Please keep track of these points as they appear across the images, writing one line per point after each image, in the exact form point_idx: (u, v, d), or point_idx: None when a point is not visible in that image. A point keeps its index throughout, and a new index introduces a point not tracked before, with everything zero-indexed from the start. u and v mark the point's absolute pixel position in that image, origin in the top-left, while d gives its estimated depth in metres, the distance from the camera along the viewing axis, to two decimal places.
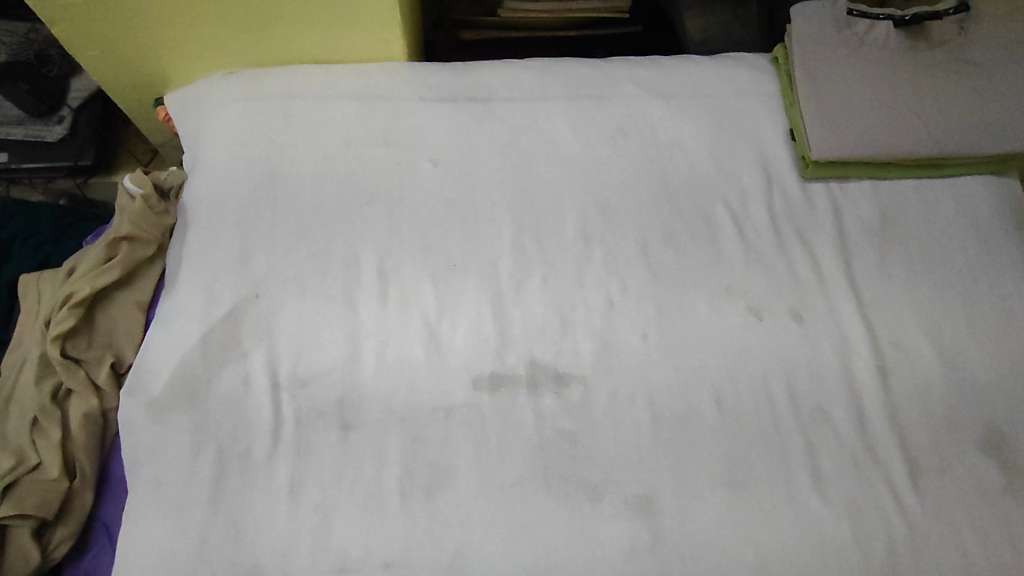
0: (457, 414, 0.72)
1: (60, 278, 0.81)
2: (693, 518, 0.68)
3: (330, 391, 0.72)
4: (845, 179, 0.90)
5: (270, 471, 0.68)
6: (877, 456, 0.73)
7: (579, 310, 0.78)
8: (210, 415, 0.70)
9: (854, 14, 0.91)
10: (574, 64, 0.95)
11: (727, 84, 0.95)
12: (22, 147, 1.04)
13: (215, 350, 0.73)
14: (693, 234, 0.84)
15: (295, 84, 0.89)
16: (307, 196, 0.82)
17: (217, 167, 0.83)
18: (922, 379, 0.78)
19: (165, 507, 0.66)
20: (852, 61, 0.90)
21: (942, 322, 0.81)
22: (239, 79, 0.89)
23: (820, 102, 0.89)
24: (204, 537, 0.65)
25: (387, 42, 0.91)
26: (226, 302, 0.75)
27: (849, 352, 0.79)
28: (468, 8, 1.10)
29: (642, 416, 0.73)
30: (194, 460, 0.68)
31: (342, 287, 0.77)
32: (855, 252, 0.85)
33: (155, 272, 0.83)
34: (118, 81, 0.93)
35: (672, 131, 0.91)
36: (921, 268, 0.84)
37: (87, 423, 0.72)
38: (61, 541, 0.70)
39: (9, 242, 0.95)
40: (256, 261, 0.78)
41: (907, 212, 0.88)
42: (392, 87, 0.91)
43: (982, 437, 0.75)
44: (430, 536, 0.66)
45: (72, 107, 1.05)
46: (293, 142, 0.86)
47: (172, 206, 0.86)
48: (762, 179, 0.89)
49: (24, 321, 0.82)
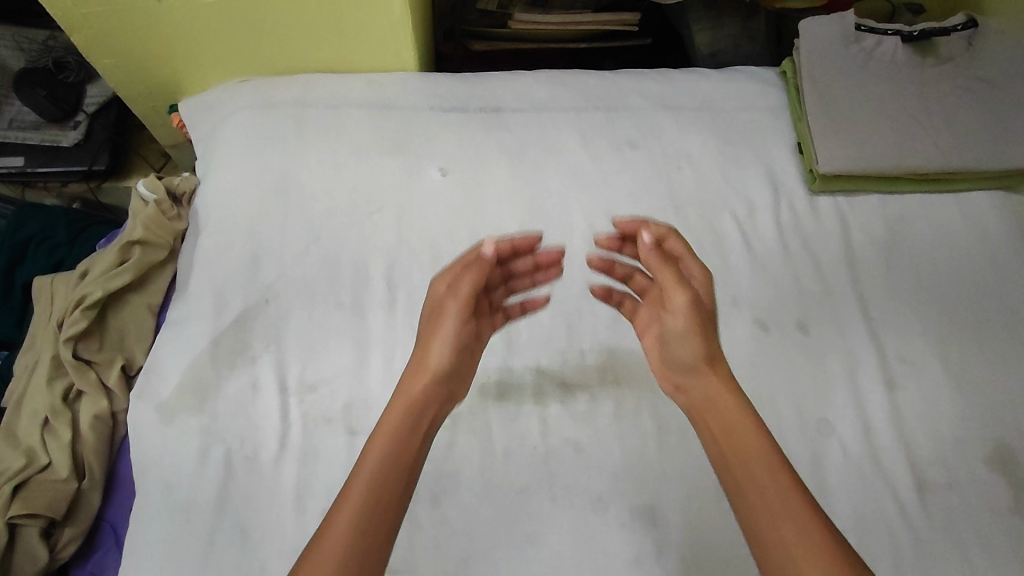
0: (462, 421, 0.72)
1: (73, 280, 0.82)
2: (699, 528, 0.68)
3: (337, 397, 0.72)
4: (853, 193, 0.91)
5: (277, 475, 0.68)
6: (883, 471, 0.73)
7: (586, 319, 0.79)
8: (218, 418, 0.71)
9: (863, 29, 0.93)
10: (584, 75, 0.96)
11: (735, 97, 0.96)
12: (38, 152, 1.06)
13: (224, 353, 0.74)
14: (700, 245, 0.85)
15: (307, 93, 0.90)
16: (317, 203, 0.83)
17: (229, 174, 0.84)
18: (930, 393, 0.77)
19: (170, 508, 0.67)
20: (859, 76, 0.91)
21: (950, 337, 0.81)
22: (252, 87, 0.90)
23: (827, 116, 0.89)
24: (209, 540, 0.65)
25: (398, 53, 0.92)
26: (237, 306, 0.76)
27: (856, 366, 0.79)
28: (480, 18, 1.11)
29: (648, 427, 0.73)
30: (202, 462, 0.69)
31: (351, 293, 0.78)
32: (862, 266, 0.85)
33: (166, 276, 0.84)
34: (133, 88, 0.94)
35: (680, 144, 0.92)
36: (928, 283, 0.84)
37: (97, 424, 0.73)
38: (69, 542, 0.70)
39: (24, 246, 0.96)
40: (267, 267, 0.79)
41: (914, 227, 0.88)
42: (403, 96, 0.92)
43: (990, 453, 0.74)
44: (434, 542, 0.66)
45: (88, 113, 1.07)
46: (304, 150, 0.87)
47: (183, 210, 0.87)
48: (768, 192, 0.89)
49: (37, 322, 0.83)
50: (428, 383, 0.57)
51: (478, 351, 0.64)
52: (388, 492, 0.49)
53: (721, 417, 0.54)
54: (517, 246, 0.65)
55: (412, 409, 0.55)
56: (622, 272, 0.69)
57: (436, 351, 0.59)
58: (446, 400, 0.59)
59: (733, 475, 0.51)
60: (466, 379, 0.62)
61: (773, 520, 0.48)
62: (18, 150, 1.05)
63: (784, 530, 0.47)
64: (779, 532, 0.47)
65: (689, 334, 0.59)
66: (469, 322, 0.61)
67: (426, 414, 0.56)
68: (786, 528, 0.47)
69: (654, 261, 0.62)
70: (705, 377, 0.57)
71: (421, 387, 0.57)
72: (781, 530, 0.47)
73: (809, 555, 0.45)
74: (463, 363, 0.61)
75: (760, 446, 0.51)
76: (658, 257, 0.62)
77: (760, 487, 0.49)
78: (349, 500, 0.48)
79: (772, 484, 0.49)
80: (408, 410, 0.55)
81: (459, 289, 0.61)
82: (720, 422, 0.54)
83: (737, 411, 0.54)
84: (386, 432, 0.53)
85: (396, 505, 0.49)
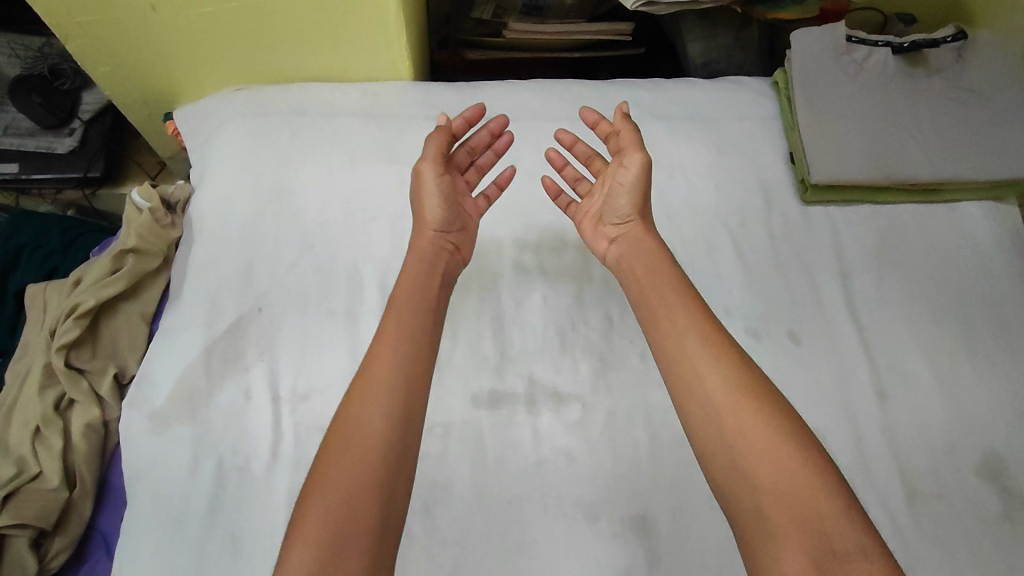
0: (454, 430, 0.72)
1: (66, 288, 0.82)
2: (690, 538, 0.69)
3: (330, 406, 0.72)
4: (844, 203, 0.91)
5: (269, 484, 0.68)
6: (875, 481, 0.73)
7: (578, 328, 0.79)
8: (210, 427, 0.71)
9: (853, 41, 0.93)
10: (577, 85, 0.97)
11: (727, 108, 0.97)
12: (33, 158, 1.06)
13: (217, 362, 0.74)
14: (692, 255, 0.85)
15: (302, 102, 0.91)
16: (312, 211, 0.84)
17: (223, 182, 0.85)
18: (921, 403, 0.78)
19: (162, 518, 0.67)
20: (851, 86, 0.92)
21: (941, 346, 0.82)
22: (247, 95, 0.90)
23: (819, 126, 0.90)
24: (201, 550, 0.65)
25: (393, 62, 0.93)
26: (229, 315, 0.76)
27: (848, 376, 0.79)
28: (474, 28, 1.12)
29: (640, 436, 0.73)
30: (194, 471, 0.69)
31: (344, 302, 0.78)
32: (853, 275, 0.86)
33: (160, 285, 0.84)
34: (128, 95, 0.94)
35: (673, 153, 0.92)
36: (919, 292, 0.85)
37: (88, 433, 0.73)
38: (59, 551, 0.70)
39: (17, 253, 0.96)
40: (261, 275, 0.79)
41: (905, 238, 0.89)
42: (397, 105, 0.92)
43: (981, 463, 0.75)
44: (426, 552, 0.66)
45: (83, 119, 1.07)
46: (298, 158, 0.87)
47: (177, 219, 0.87)
48: (760, 203, 0.90)
49: (30, 330, 0.83)
50: (434, 234, 0.72)
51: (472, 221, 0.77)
52: (419, 325, 0.63)
53: (647, 266, 0.69)
54: (469, 120, 0.78)
55: (426, 258, 0.70)
56: (571, 174, 0.84)
57: (428, 204, 0.72)
58: (453, 250, 0.73)
59: (653, 308, 0.65)
60: (465, 230, 0.75)
61: (683, 337, 0.61)
62: (12, 157, 1.05)
63: (693, 343, 0.60)
64: (689, 345, 0.60)
65: (629, 196, 0.73)
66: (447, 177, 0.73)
67: (436, 259, 0.70)
68: (683, 334, 0.61)
69: (627, 131, 0.73)
70: (635, 227, 0.73)
71: (427, 241, 0.71)
72: (688, 344, 0.60)
73: (709, 358, 0.58)
74: (455, 214, 0.73)
75: (676, 282, 0.66)
76: (629, 126, 0.73)
77: (675, 314, 0.63)
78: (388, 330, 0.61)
79: (684, 311, 0.62)
80: (424, 261, 0.69)
81: (427, 150, 0.73)
82: (646, 272, 0.68)
83: (660, 260, 0.69)
84: (411, 281, 0.67)
85: (426, 333, 0.62)
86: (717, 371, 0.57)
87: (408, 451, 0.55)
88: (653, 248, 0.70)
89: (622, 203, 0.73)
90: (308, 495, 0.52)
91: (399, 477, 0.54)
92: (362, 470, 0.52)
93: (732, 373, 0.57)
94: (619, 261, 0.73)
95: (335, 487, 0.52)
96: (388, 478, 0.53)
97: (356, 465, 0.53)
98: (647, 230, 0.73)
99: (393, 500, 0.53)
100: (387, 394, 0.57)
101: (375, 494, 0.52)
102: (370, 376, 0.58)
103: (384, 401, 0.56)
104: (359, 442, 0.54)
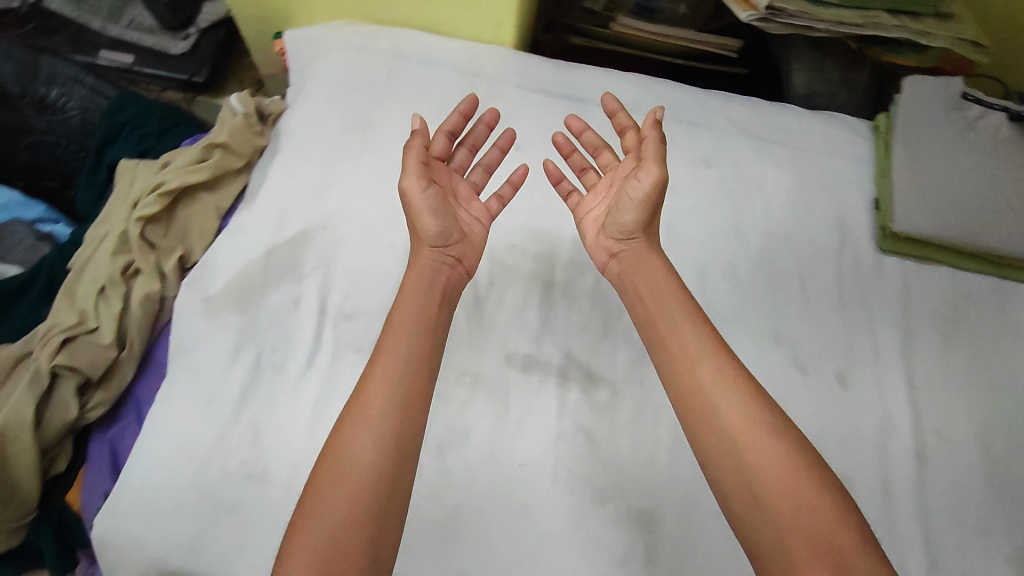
0: (482, 384, 0.73)
1: (155, 168, 0.86)
2: (693, 545, 0.67)
3: (370, 330, 0.73)
4: (921, 259, 0.88)
5: (298, 389, 0.69)
6: (894, 537, 0.70)
7: (624, 317, 0.78)
8: (257, 323, 0.73)
9: (968, 99, 0.91)
10: (672, 86, 0.96)
11: (819, 139, 0.95)
12: (148, 54, 1.12)
13: (275, 265, 0.76)
14: (754, 274, 0.84)
15: (404, 48, 0.94)
16: (392, 149, 0.86)
17: (316, 105, 0.88)
18: (961, 477, 0.74)
19: (193, 393, 0.68)
20: (957, 143, 0.89)
21: (996, 426, 0.78)
22: (353, 31, 0.94)
23: (913, 176, 0.87)
24: (223, 432, 0.66)
25: (498, 27, 0.95)
26: (296, 226, 0.79)
27: (890, 432, 0.76)
28: (584, 16, 1.13)
29: (664, 436, 0.72)
30: (231, 360, 0.70)
31: (404, 239, 0.80)
32: (917, 333, 0.83)
33: (238, 186, 0.87)
34: (246, 10, 0.99)
35: (755, 172, 0.91)
36: (983, 366, 0.81)
37: (146, 303, 0.75)
38: (97, 404, 0.73)
39: (120, 127, 1.02)
40: (331, 198, 0.81)
41: (981, 309, 0.85)
42: (494, 69, 0.94)
43: (1014, 553, 0.71)
44: (431, 490, 0.67)
45: (199, 28, 1.14)
46: (389, 98, 0.89)
47: (268, 129, 0.91)
48: (835, 240, 0.88)
49: (116, 199, 0.87)
50: (430, 250, 0.68)
51: (473, 227, 0.72)
52: (412, 346, 0.59)
53: (683, 338, 0.61)
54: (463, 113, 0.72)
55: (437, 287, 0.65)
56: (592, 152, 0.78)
57: (422, 222, 0.66)
58: (454, 263, 0.69)
59: (680, 375, 0.59)
60: (462, 247, 0.70)
61: (742, 464, 0.53)
62: (130, 50, 1.12)
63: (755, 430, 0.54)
64: (747, 463, 0.53)
65: (642, 209, 0.68)
66: (434, 186, 0.67)
67: (435, 274, 0.67)
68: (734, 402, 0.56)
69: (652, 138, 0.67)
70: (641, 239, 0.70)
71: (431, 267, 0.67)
72: (746, 459, 0.53)
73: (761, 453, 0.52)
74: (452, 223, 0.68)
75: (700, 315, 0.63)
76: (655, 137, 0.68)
77: (716, 406, 0.56)
78: (378, 355, 0.58)
79: (720, 391, 0.56)
80: (423, 279, 0.65)
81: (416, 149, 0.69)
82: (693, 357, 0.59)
83: (653, 258, 0.69)
84: (401, 313, 0.61)
85: (421, 354, 0.59)
86: (767, 467, 0.52)
87: (399, 480, 0.53)
88: (679, 310, 0.63)
89: (631, 216, 0.68)
90: (297, 530, 0.50)
91: (381, 506, 0.52)
92: (347, 493, 0.51)
93: (781, 475, 0.51)
94: (621, 279, 0.70)
95: (325, 519, 0.50)
96: (376, 513, 0.51)
97: (343, 501, 0.51)
98: (652, 246, 0.70)
99: (381, 545, 0.51)
100: (378, 418, 0.55)
101: (367, 524, 0.50)
102: (364, 397, 0.56)
103: (372, 429, 0.54)
104: (350, 477, 0.52)
